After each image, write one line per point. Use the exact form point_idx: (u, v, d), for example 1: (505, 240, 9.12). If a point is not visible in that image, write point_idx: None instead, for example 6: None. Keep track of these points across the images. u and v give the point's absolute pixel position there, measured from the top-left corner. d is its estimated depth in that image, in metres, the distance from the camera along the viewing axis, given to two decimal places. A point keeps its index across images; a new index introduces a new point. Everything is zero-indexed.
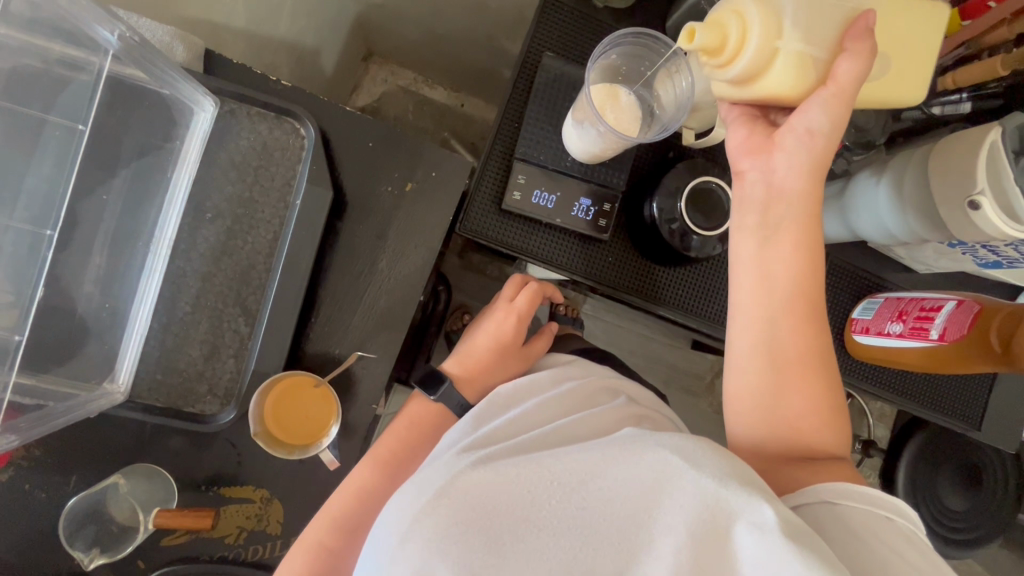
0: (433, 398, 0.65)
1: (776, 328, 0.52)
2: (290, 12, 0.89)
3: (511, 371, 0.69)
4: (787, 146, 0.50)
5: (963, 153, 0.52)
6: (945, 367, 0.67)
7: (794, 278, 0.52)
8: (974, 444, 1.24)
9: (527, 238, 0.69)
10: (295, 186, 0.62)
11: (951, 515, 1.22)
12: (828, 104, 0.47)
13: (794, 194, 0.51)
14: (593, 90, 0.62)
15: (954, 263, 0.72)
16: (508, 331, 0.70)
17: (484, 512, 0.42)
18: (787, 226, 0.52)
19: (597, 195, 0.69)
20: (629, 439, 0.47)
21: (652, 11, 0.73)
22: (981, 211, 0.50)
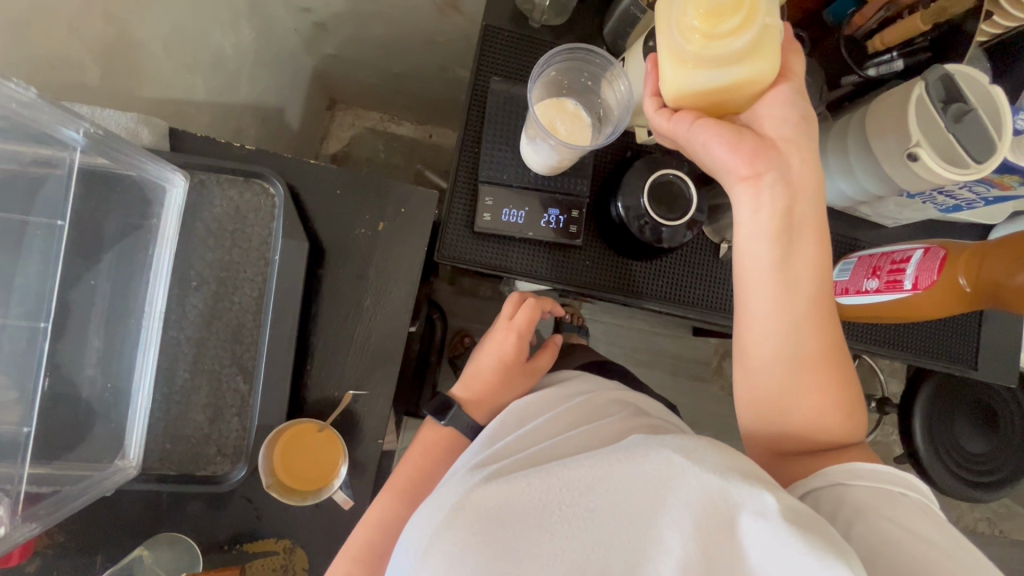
0: (442, 423, 0.66)
1: (801, 327, 0.53)
2: (249, 76, 0.93)
3: (518, 388, 0.70)
4: (785, 138, 0.51)
5: (896, 112, 0.54)
6: (922, 314, 0.69)
7: (799, 271, 0.52)
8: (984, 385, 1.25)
9: (505, 255, 0.72)
10: (272, 243, 0.64)
11: (977, 459, 1.22)
12: (797, 96, 0.52)
13: (806, 188, 0.52)
14: (539, 107, 0.64)
15: (917, 212, 0.74)
16: (511, 349, 0.71)
17: (500, 518, 0.44)
18: (807, 222, 0.52)
19: (563, 204, 0.71)
20: (646, 443, 0.48)
21: (588, 21, 0.76)
22: (920, 161, 0.52)
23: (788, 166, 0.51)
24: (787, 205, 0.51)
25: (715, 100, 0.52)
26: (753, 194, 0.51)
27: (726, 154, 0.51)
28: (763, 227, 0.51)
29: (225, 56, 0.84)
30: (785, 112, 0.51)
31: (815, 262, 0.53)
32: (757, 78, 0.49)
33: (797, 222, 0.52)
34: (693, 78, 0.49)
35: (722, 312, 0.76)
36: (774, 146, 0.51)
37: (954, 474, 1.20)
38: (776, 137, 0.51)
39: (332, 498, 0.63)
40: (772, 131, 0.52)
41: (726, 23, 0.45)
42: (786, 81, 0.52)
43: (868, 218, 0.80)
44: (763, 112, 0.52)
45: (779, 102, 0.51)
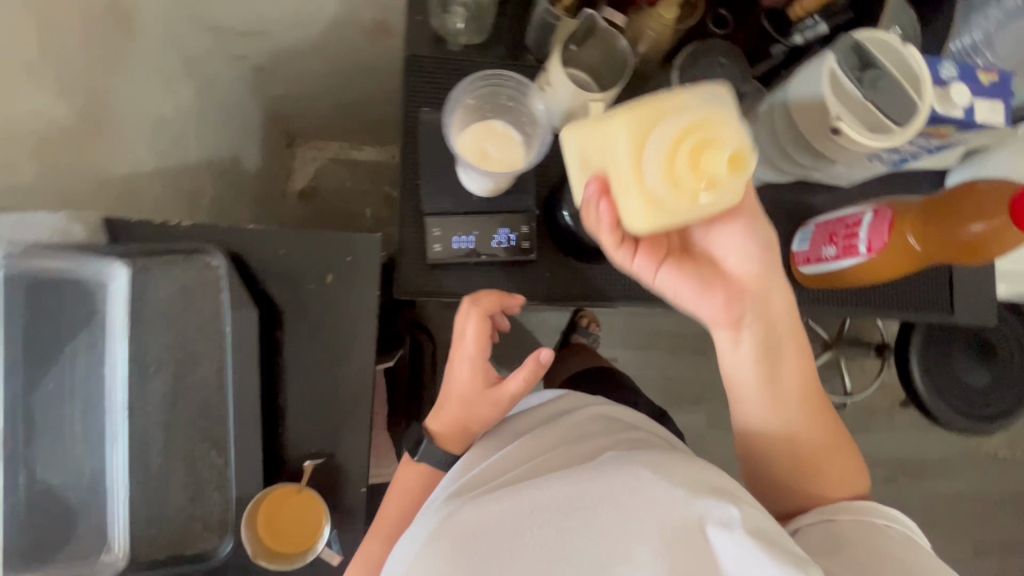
0: (416, 462, 0.67)
1: (799, 431, 0.56)
2: (195, 134, 0.93)
3: (486, 415, 0.66)
4: (749, 273, 0.54)
5: (811, 85, 0.53)
6: (881, 276, 0.69)
7: (788, 386, 0.56)
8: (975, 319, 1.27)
9: (464, 282, 0.72)
10: (222, 315, 0.59)
11: (975, 393, 1.25)
12: (753, 226, 0.54)
13: (779, 314, 0.55)
14: (460, 139, 0.64)
15: (867, 170, 0.74)
16: (467, 375, 0.67)
17: (473, 543, 0.44)
18: (786, 341, 0.56)
19: (511, 222, 0.71)
20: (621, 459, 0.48)
21: (508, 34, 0.76)
22: (843, 132, 0.51)
23: (758, 303, 0.54)
24: (763, 336, 0.55)
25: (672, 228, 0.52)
26: (731, 337, 0.55)
27: (698, 303, 0.54)
28: (746, 359, 0.55)
29: (167, 120, 0.83)
30: (744, 248, 0.54)
31: (800, 371, 0.57)
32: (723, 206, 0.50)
33: (776, 342, 0.56)
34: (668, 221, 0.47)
35: None
36: (742, 288, 0.54)
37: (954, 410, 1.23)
38: (741, 276, 0.54)
39: (324, 554, 0.62)
40: (735, 267, 0.54)
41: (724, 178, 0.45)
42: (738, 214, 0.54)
43: (822, 181, 0.80)
44: (724, 250, 0.54)
45: (737, 241, 0.54)
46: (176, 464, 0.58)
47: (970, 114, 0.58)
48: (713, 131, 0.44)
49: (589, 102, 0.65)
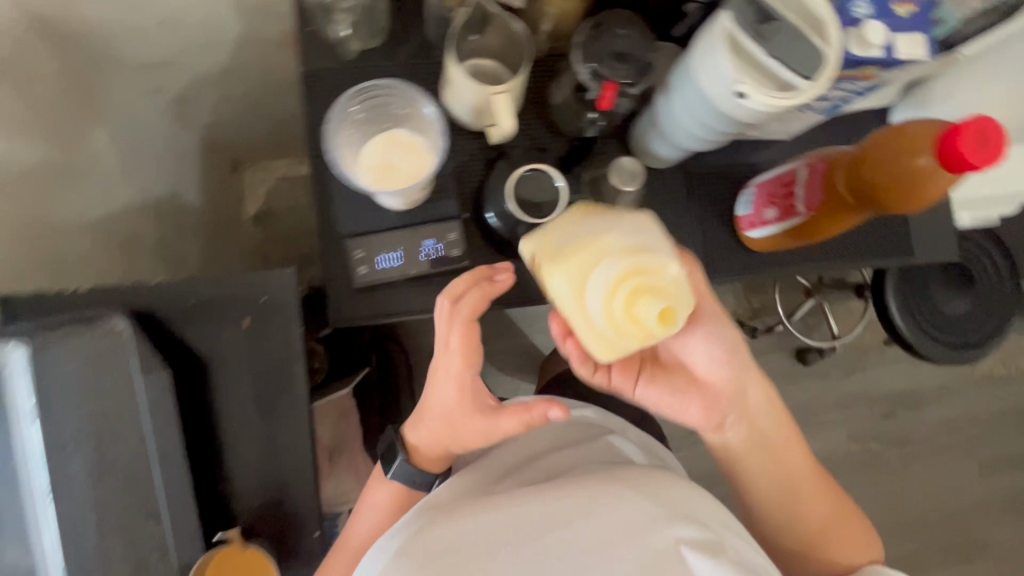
0: (388, 480, 0.64)
1: (800, 503, 0.63)
2: (120, 178, 0.85)
3: (474, 444, 0.60)
4: (727, 379, 0.59)
5: (704, 50, 0.49)
6: (825, 234, 0.65)
7: (782, 469, 0.62)
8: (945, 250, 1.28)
9: (399, 301, 0.69)
10: (135, 379, 0.56)
11: (950, 320, 1.26)
12: (721, 333, 0.58)
13: (762, 410, 0.61)
14: (360, 167, 0.61)
15: (800, 121, 0.70)
16: (456, 404, 0.58)
17: (445, 550, 0.44)
18: (774, 430, 0.62)
19: (436, 231, 0.68)
20: (603, 477, 0.49)
21: (407, 28, 0.70)
22: (750, 96, 0.47)
23: (741, 406, 0.60)
24: (749, 429, 0.61)
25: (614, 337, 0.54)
26: (721, 435, 0.61)
27: (685, 415, 0.59)
28: (740, 450, 0.62)
29: (80, 171, 0.77)
30: (717, 359, 0.58)
31: (791, 451, 0.63)
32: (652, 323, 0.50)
33: (762, 434, 0.62)
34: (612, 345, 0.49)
35: None
36: (724, 396, 0.59)
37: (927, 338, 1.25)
38: (720, 384, 0.59)
39: None
40: (714, 378, 0.59)
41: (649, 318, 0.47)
42: (705, 328, 0.58)
43: (760, 137, 0.76)
44: (700, 362, 0.59)
45: (710, 355, 0.58)
46: (113, 541, 0.55)
47: (889, 51, 0.54)
48: (653, 274, 0.47)
49: (493, 96, 0.61)
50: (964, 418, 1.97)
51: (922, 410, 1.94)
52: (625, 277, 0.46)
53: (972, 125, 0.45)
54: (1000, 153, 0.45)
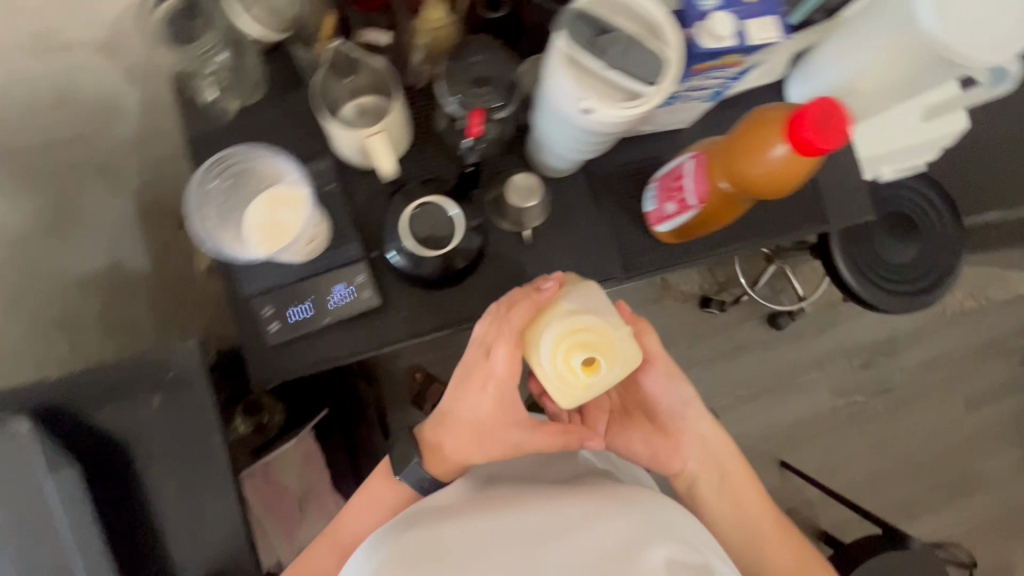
0: (397, 480, 0.64)
1: (766, 541, 0.70)
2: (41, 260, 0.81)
3: (495, 453, 0.62)
4: (683, 422, 0.72)
5: (548, 72, 0.49)
6: (724, 219, 0.65)
7: (742, 505, 0.72)
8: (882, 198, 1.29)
9: (317, 350, 0.69)
10: (43, 479, 0.54)
11: (897, 268, 1.28)
12: (677, 385, 0.71)
13: (716, 449, 0.72)
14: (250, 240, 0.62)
15: (687, 110, 0.70)
16: (495, 406, 0.60)
17: (441, 549, 0.47)
18: (731, 471, 0.72)
19: (342, 276, 0.68)
20: (604, 499, 0.53)
21: (285, 74, 0.69)
22: (596, 113, 0.47)
23: (695, 444, 0.72)
24: (707, 465, 0.72)
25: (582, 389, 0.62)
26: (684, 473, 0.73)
27: (648, 451, 0.71)
28: (703, 484, 0.72)
29: None
30: (675, 405, 0.72)
31: (750, 494, 0.72)
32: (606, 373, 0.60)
33: (720, 473, 0.72)
34: (566, 389, 0.59)
35: None
36: (681, 438, 0.72)
37: (877, 288, 1.26)
38: (677, 428, 0.72)
39: None
40: (671, 422, 0.72)
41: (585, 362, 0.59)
42: (664, 379, 0.71)
43: (658, 130, 0.76)
44: (660, 408, 0.72)
45: (669, 400, 0.71)
46: None
47: (741, 38, 0.54)
48: (591, 331, 0.59)
49: (367, 138, 0.60)
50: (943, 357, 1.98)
51: (900, 354, 1.96)
52: (569, 326, 0.59)
53: (810, 110, 0.46)
54: (843, 135, 0.46)
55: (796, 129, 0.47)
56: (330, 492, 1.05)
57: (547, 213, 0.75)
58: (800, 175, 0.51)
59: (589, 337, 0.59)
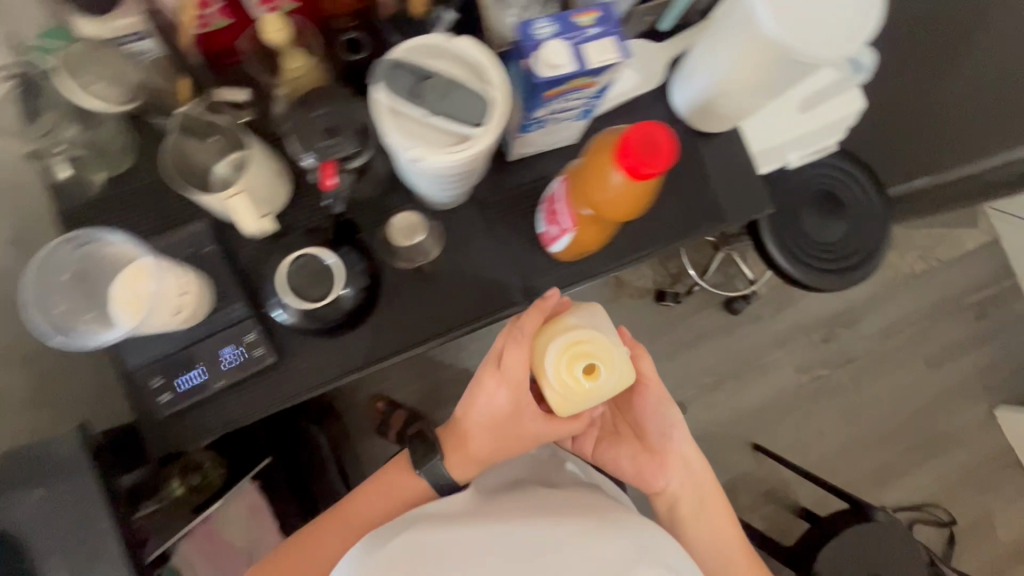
0: (419, 474, 0.68)
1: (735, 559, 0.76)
2: None
3: (514, 440, 0.69)
4: (672, 440, 0.77)
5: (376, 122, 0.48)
6: (603, 240, 0.64)
7: (720, 522, 0.77)
8: (817, 171, 1.25)
9: (214, 414, 0.68)
10: None
11: (824, 245, 1.26)
12: (667, 406, 0.77)
13: (699, 470, 0.78)
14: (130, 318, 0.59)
15: (564, 129, 0.70)
16: (511, 405, 0.67)
17: (438, 549, 0.54)
18: (710, 490, 0.78)
19: (231, 336, 0.67)
20: (589, 519, 0.60)
21: (152, 136, 0.68)
22: (425, 160, 0.47)
23: (680, 461, 0.77)
24: (689, 483, 0.77)
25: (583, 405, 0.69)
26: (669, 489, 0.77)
27: (638, 467, 0.76)
28: (685, 501, 0.77)
29: None
30: (665, 423, 0.77)
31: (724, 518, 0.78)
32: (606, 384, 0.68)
33: (701, 491, 0.77)
34: (568, 398, 0.67)
35: (452, 325, 0.74)
36: (669, 457, 0.77)
37: (806, 266, 1.24)
38: (666, 448, 0.77)
39: None
40: (661, 441, 0.77)
41: (581, 372, 0.67)
42: (658, 398, 0.77)
43: (543, 150, 0.76)
44: (651, 424, 0.77)
45: (660, 416, 0.77)
46: None
47: (581, 62, 0.54)
48: (589, 343, 0.68)
49: (227, 201, 0.59)
50: (899, 323, 1.87)
51: (859, 323, 1.86)
52: (570, 340, 0.68)
53: (636, 132, 0.45)
54: (669, 152, 0.46)
55: (624, 158, 0.47)
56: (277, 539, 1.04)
57: (442, 246, 0.74)
58: (644, 197, 0.51)
59: (587, 348, 0.68)
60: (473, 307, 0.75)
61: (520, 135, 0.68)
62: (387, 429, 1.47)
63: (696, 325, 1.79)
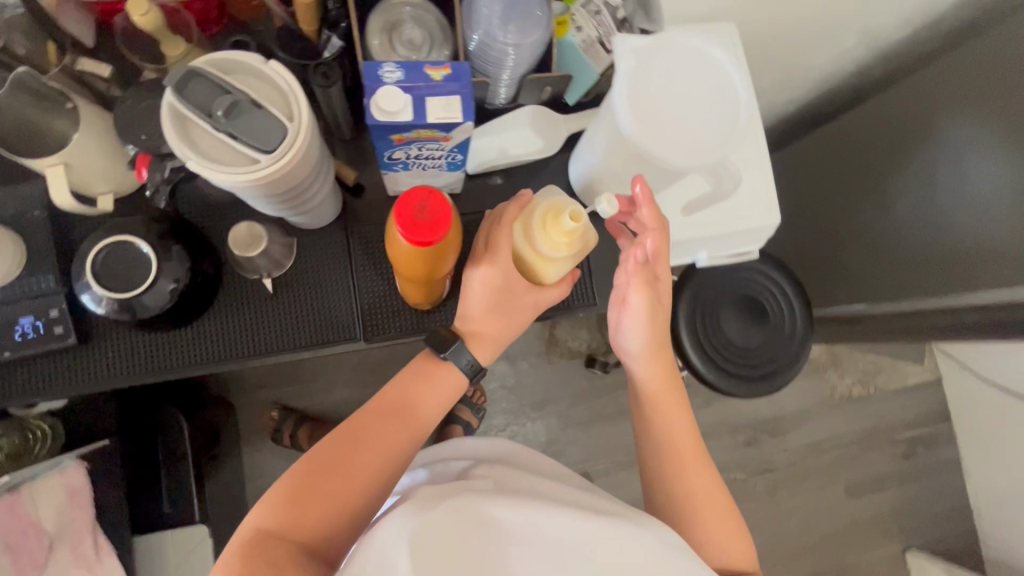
0: (449, 360, 0.64)
1: (683, 473, 0.66)
2: None
3: (518, 317, 0.65)
4: (628, 340, 0.69)
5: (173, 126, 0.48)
6: (431, 292, 0.64)
7: (678, 432, 0.68)
8: (748, 278, 1.20)
9: (7, 378, 0.66)
10: None
11: (742, 351, 1.18)
12: (642, 325, 0.67)
13: (653, 376, 0.69)
14: None
15: (434, 178, 0.69)
16: (506, 281, 0.61)
17: (471, 533, 0.47)
18: (665, 394, 0.69)
19: (32, 308, 0.64)
20: (614, 510, 0.54)
21: None
22: (202, 171, 0.46)
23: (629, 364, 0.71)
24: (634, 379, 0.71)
25: (564, 270, 0.63)
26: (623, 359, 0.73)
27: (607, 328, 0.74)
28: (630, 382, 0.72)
29: None
30: (631, 334, 0.68)
31: (681, 420, 0.69)
32: (584, 242, 0.60)
33: (647, 391, 0.70)
34: (558, 258, 0.61)
35: (283, 346, 0.71)
36: (622, 348, 0.71)
37: (718, 367, 1.17)
38: (629, 349, 0.70)
39: None
40: (626, 344, 0.70)
41: (560, 236, 0.58)
42: (634, 316, 0.66)
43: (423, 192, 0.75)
44: (622, 330, 0.69)
45: (626, 329, 0.68)
46: None
47: (419, 114, 0.53)
48: (564, 207, 0.59)
49: (47, 169, 0.59)
50: (829, 442, 1.63)
51: (784, 434, 1.62)
52: (550, 212, 0.58)
53: (404, 201, 0.46)
54: (433, 228, 0.46)
55: (405, 225, 0.46)
56: (90, 529, 0.89)
57: (293, 260, 0.72)
58: (432, 261, 0.50)
59: (562, 208, 0.58)
60: (307, 331, 0.71)
61: (386, 173, 0.66)
62: (280, 437, 1.31)
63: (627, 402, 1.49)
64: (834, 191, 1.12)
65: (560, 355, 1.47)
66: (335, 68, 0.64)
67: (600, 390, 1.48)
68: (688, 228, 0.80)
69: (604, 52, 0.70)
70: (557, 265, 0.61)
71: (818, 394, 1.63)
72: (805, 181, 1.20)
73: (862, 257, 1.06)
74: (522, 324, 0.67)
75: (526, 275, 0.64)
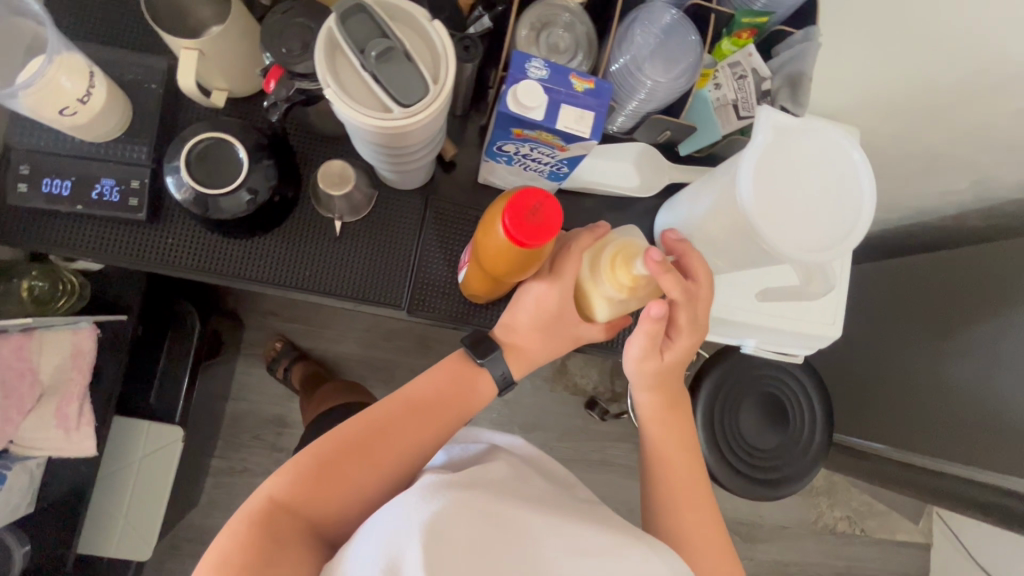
0: (482, 366, 0.63)
1: (686, 506, 0.63)
2: None
3: (560, 344, 0.64)
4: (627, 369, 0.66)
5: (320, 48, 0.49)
6: (490, 290, 0.64)
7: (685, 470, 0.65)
8: (782, 380, 1.17)
9: (69, 233, 0.67)
10: None
11: (751, 450, 1.14)
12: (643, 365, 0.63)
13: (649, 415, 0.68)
14: (70, 93, 0.57)
15: (530, 181, 0.68)
16: (560, 307, 0.60)
17: (488, 528, 0.45)
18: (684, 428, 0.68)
19: (118, 173, 0.65)
20: (630, 531, 0.52)
21: None
22: (336, 103, 0.46)
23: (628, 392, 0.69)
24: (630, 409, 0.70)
25: (617, 312, 0.61)
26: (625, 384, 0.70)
27: None
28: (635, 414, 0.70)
29: None
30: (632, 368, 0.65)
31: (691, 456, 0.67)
32: (644, 292, 0.57)
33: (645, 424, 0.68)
34: (615, 299, 0.59)
35: (330, 292, 0.71)
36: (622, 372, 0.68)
37: (722, 457, 1.13)
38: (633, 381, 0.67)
39: None
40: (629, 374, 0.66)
41: (623, 278, 0.56)
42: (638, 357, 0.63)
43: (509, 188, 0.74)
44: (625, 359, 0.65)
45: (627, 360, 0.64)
46: None
47: (551, 117, 0.53)
48: (634, 250, 0.56)
49: (183, 51, 0.60)
50: (797, 567, 1.56)
51: (756, 544, 1.55)
52: (622, 254, 0.56)
53: (517, 198, 0.46)
54: (539, 232, 0.46)
55: (512, 218, 0.46)
56: (80, 396, 0.89)
57: (368, 211, 0.71)
58: (520, 263, 0.49)
59: (635, 252, 0.56)
60: (354, 285, 0.71)
61: (487, 160, 0.66)
62: (275, 368, 1.32)
63: (612, 455, 1.45)
64: (896, 324, 1.07)
65: (564, 386, 1.45)
66: (477, 45, 0.63)
67: (591, 434, 1.45)
68: (749, 311, 0.77)
69: (736, 116, 0.68)
70: (611, 304, 0.59)
71: (802, 517, 1.57)
72: (870, 304, 1.17)
73: (901, 397, 1.02)
74: (562, 350, 0.66)
75: (581, 306, 0.62)
